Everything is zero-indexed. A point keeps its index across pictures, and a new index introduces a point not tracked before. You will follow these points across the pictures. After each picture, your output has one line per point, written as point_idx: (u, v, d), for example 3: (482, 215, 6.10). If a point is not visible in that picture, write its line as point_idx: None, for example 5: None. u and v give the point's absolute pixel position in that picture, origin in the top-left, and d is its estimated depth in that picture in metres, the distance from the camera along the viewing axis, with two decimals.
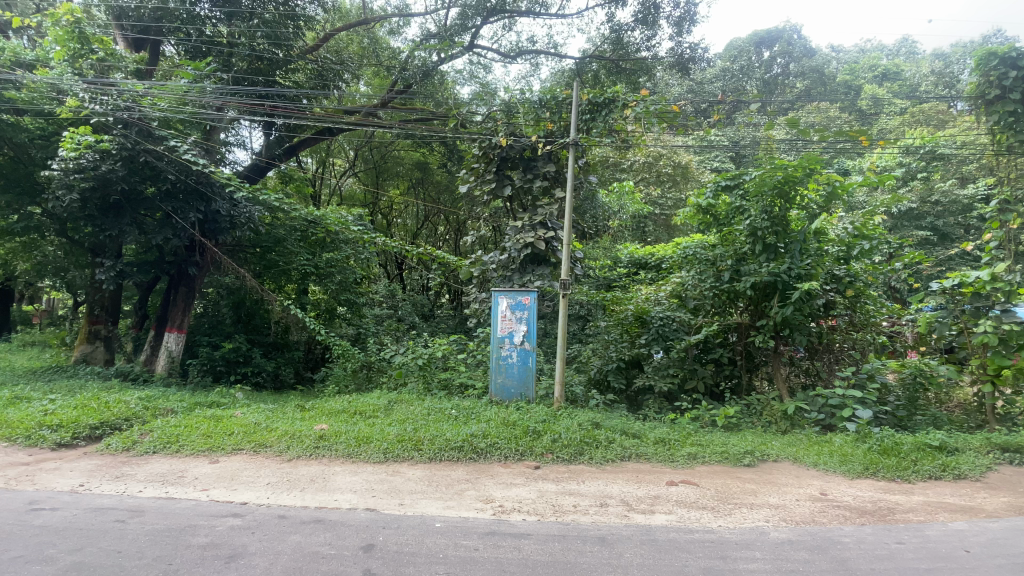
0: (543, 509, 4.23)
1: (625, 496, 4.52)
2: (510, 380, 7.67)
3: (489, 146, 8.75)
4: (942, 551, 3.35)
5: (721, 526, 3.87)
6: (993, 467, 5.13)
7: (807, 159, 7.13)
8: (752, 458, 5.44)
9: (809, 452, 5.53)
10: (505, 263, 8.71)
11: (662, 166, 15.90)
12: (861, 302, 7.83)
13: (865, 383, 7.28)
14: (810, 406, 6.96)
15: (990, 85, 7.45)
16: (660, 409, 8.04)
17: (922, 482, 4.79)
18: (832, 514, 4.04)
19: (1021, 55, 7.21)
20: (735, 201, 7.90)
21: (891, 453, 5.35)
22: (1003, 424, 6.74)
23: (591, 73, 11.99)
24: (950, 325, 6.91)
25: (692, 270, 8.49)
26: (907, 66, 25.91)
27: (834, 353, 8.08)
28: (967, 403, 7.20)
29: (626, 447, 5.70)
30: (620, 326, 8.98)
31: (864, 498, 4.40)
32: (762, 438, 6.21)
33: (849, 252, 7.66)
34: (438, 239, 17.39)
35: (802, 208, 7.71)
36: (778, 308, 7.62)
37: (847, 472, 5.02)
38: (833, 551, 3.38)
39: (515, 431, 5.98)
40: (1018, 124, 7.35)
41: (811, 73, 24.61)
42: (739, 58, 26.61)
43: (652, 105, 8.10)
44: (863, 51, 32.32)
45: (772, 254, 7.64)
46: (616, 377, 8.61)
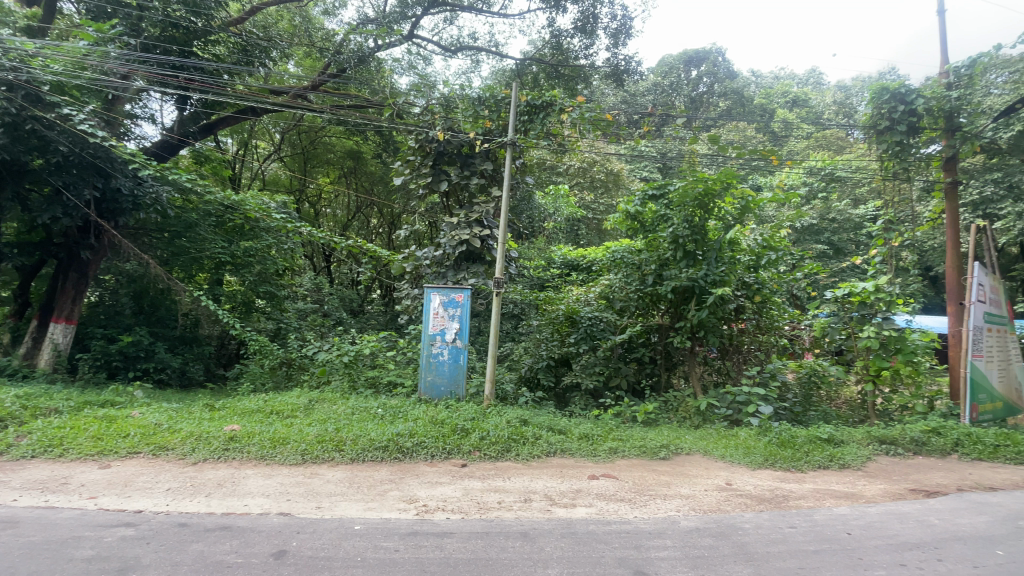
0: (468, 507, 4.22)
1: (548, 490, 4.62)
2: (440, 378, 7.57)
3: (426, 139, 8.57)
4: (826, 534, 3.72)
5: (637, 517, 4.05)
6: (870, 456, 5.79)
7: (725, 174, 7.64)
8: (668, 451, 5.76)
9: (718, 445, 5.95)
10: (440, 260, 8.58)
11: (597, 172, 16.47)
12: (767, 307, 8.46)
13: (768, 381, 7.96)
14: (720, 402, 7.46)
15: (881, 116, 8.38)
16: (585, 406, 8.37)
17: (812, 471, 5.31)
18: (735, 502, 4.38)
19: (908, 91, 8.16)
20: (660, 209, 8.34)
21: (787, 445, 5.89)
22: (881, 419, 7.61)
23: (531, 75, 12.10)
24: (839, 330, 7.74)
25: (619, 273, 8.88)
26: (815, 94, 28.55)
27: (743, 354, 8.63)
28: (853, 400, 8.09)
29: (552, 442, 5.83)
30: (551, 325, 9.16)
31: (764, 486, 4.81)
32: (677, 432, 6.61)
33: (759, 261, 8.26)
34: (371, 232, 16.87)
35: (719, 219, 8.22)
36: (695, 310, 8.15)
37: (750, 463, 5.45)
38: (735, 536, 3.66)
39: (442, 429, 5.91)
40: (902, 153, 8.35)
41: (732, 94, 26.48)
42: (669, 74, 28.10)
43: (587, 112, 8.32)
44: (778, 77, 35.27)
45: (691, 260, 8.16)
46: (545, 374, 8.81)
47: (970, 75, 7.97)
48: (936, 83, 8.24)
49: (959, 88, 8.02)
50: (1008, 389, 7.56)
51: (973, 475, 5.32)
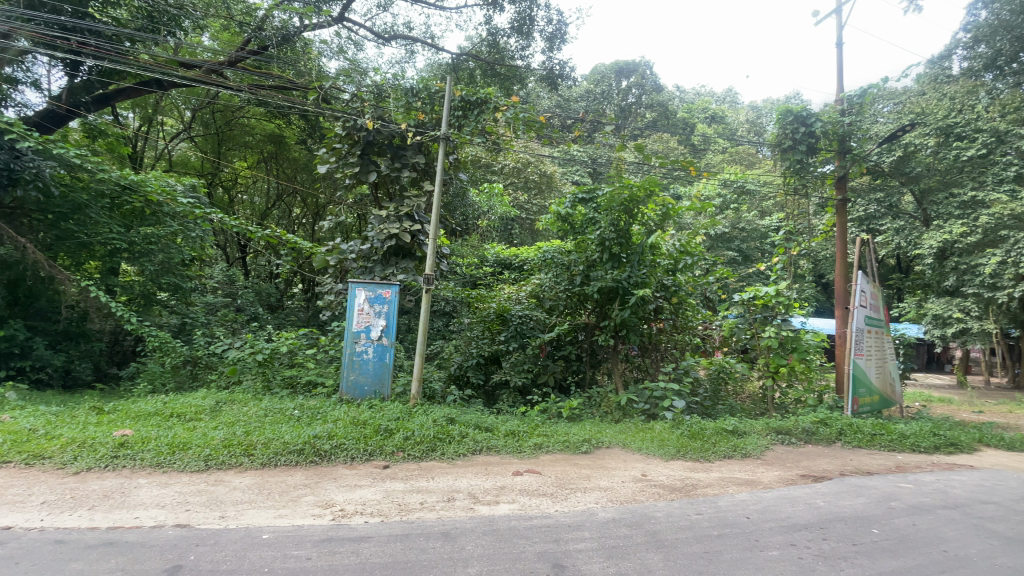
0: (388, 509, 4.11)
1: (472, 489, 4.61)
2: (363, 377, 7.30)
3: (353, 127, 8.15)
4: (729, 519, 4.01)
5: (558, 511, 4.15)
6: (769, 446, 6.35)
7: (649, 182, 8.02)
8: (589, 445, 5.95)
9: (636, 438, 6.24)
10: (367, 254, 8.24)
11: (531, 172, 16.70)
12: (683, 308, 8.95)
13: (682, 377, 8.43)
14: (639, 397, 7.84)
15: (786, 136, 9.19)
16: (512, 402, 8.49)
17: (718, 461, 5.73)
18: (649, 493, 4.61)
19: (807, 115, 9.04)
20: (589, 212, 8.63)
21: (697, 437, 6.31)
22: (778, 411, 8.40)
23: (467, 71, 11.90)
24: (745, 330, 8.46)
25: (549, 272, 9.10)
26: (731, 112, 30.83)
27: (661, 352, 9.16)
28: (755, 395, 8.74)
29: (478, 440, 5.82)
30: (482, 323, 9.11)
31: (675, 476, 5.11)
32: (598, 427, 6.87)
33: (676, 265, 8.76)
34: (292, 222, 15.98)
35: (642, 224, 8.63)
36: (619, 310, 8.50)
37: (664, 455, 5.76)
38: (647, 525, 3.85)
39: (364, 430, 5.71)
40: (801, 172, 9.23)
41: (658, 106, 27.95)
42: (601, 83, 29.08)
43: (521, 113, 8.37)
44: (698, 94, 37.72)
45: (616, 262, 8.53)
46: (475, 372, 8.78)
47: (860, 104, 8.93)
48: (834, 109, 9.15)
49: (851, 115, 8.96)
50: (883, 384, 8.58)
51: (853, 460, 5.98)
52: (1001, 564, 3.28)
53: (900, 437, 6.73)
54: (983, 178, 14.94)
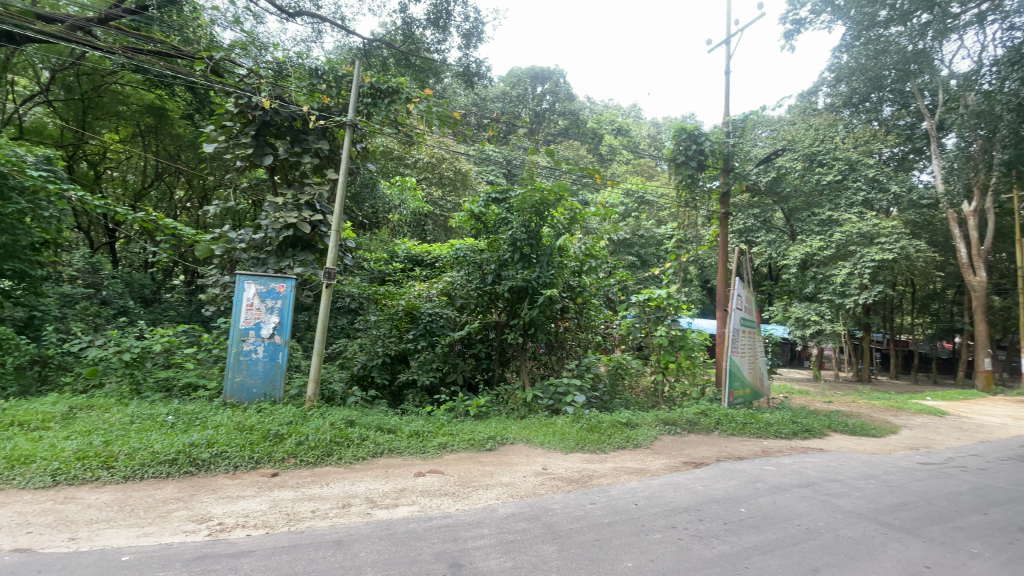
0: (275, 520, 3.81)
1: (370, 493, 4.43)
2: (253, 378, 6.74)
3: (247, 105, 7.52)
4: (620, 507, 4.25)
5: (458, 510, 4.13)
6: (658, 436, 6.86)
7: (558, 186, 8.29)
8: (493, 442, 6.02)
9: (539, 433, 6.43)
10: (259, 244, 7.68)
11: (445, 169, 16.53)
12: (587, 308, 9.33)
13: (584, 373, 8.84)
14: (543, 393, 8.08)
15: (680, 152, 10.06)
16: (419, 402, 8.33)
17: (612, 452, 6.08)
18: (548, 485, 4.76)
19: (698, 134, 9.96)
20: (501, 212, 8.73)
21: (594, 430, 6.67)
22: (666, 404, 9.13)
23: (380, 59, 11.41)
24: (640, 329, 9.24)
25: (461, 270, 9.07)
26: (636, 126, 32.98)
27: (566, 349, 9.47)
28: (648, 389, 9.41)
29: (379, 443, 5.62)
30: (390, 321, 8.82)
31: (573, 468, 5.33)
32: (504, 424, 6.97)
33: (582, 267, 9.20)
34: (174, 206, 14.43)
35: (551, 227, 8.91)
36: (527, 309, 8.68)
37: (565, 448, 5.99)
38: (545, 517, 3.96)
39: (251, 436, 5.27)
40: (691, 186, 10.20)
41: (570, 113, 29.13)
42: (517, 86, 29.61)
43: (434, 106, 8.24)
44: (608, 106, 39.89)
45: (526, 263, 8.69)
46: (380, 372, 8.49)
47: (742, 128, 9.96)
48: (721, 130, 10.12)
49: (735, 137, 9.96)
50: (754, 378, 9.66)
51: (728, 447, 6.65)
52: (841, 534, 3.80)
53: (766, 425, 7.63)
54: (837, 201, 17.42)
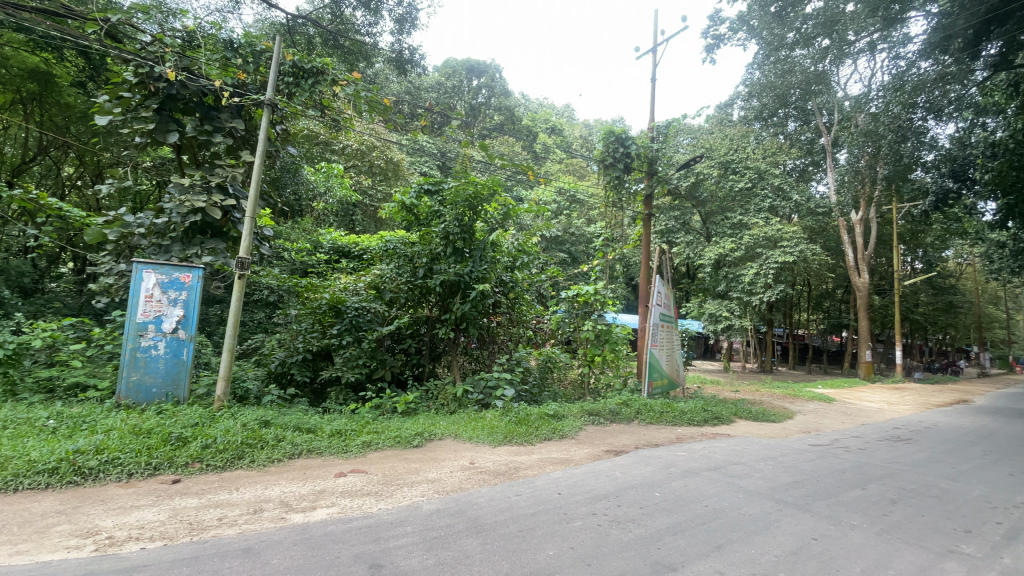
0: (175, 530, 3.50)
1: (285, 496, 4.19)
2: (151, 377, 6.13)
3: (149, 76, 6.78)
4: (544, 497, 4.34)
5: (380, 509, 4.01)
6: (582, 427, 7.11)
7: (492, 182, 8.28)
8: (420, 439, 5.92)
9: (468, 428, 6.42)
10: (161, 229, 6.97)
11: (375, 158, 15.95)
12: (518, 303, 9.43)
13: (514, 367, 8.93)
14: (473, 388, 8.08)
15: (609, 153, 10.52)
16: (343, 400, 7.98)
17: (539, 443, 6.20)
18: (475, 479, 4.76)
19: (625, 137, 10.42)
20: (434, 205, 8.59)
21: (522, 423, 6.78)
22: (591, 395, 9.48)
23: (305, 37, 10.77)
24: (569, 323, 9.52)
25: (391, 263, 8.72)
26: (570, 126, 33.80)
27: (498, 344, 9.47)
28: (575, 381, 9.73)
29: (297, 444, 5.35)
30: (312, 315, 8.39)
31: (501, 461, 5.37)
32: (431, 420, 6.87)
33: (514, 262, 9.26)
34: (62, 184, 12.74)
35: (485, 221, 8.89)
36: (459, 304, 8.59)
37: (492, 441, 6.02)
38: (469, 512, 3.95)
39: (149, 441, 4.80)
40: (618, 186, 10.66)
41: (505, 109, 29.28)
42: (452, 77, 29.08)
43: (363, 90, 7.83)
44: (543, 105, 40.56)
45: (459, 257, 8.62)
46: (301, 369, 8.06)
47: (666, 134, 10.47)
48: (647, 134, 10.60)
49: (658, 142, 10.42)
50: (672, 369, 10.27)
51: (646, 435, 7.02)
52: (743, 512, 4.14)
53: (681, 414, 8.14)
54: (747, 207, 18.91)
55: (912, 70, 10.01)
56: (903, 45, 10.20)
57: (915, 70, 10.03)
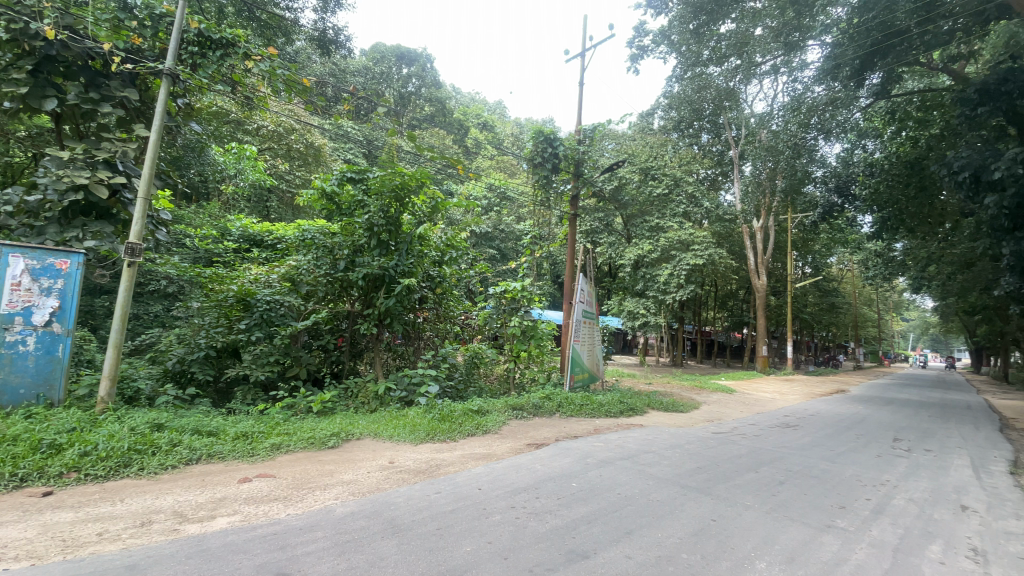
0: (43, 549, 3.06)
1: (180, 506, 3.83)
2: (18, 376, 5.34)
3: (21, 32, 5.87)
4: (464, 493, 4.32)
5: (289, 515, 3.79)
6: (506, 421, 7.19)
7: (420, 174, 8.05)
8: (337, 439, 5.68)
9: (389, 426, 6.26)
10: (35, 208, 6.10)
11: (294, 141, 14.99)
12: (446, 299, 9.33)
13: (440, 363, 8.79)
14: (396, 385, 7.86)
15: (538, 153, 10.62)
16: (251, 400, 7.43)
17: (462, 439, 6.17)
18: (393, 479, 4.64)
19: (553, 138, 10.58)
20: (357, 194, 8.22)
21: (445, 419, 6.72)
22: (516, 389, 9.62)
23: (215, 5, 9.84)
24: (496, 320, 9.58)
25: (308, 254, 8.28)
26: (501, 123, 33.94)
27: (422, 340, 9.30)
28: (501, 375, 9.82)
29: (196, 448, 4.93)
30: (218, 308, 7.76)
31: (422, 459, 5.27)
32: (350, 419, 6.62)
33: (443, 257, 9.07)
34: None
35: (412, 214, 8.67)
36: (383, 298, 8.30)
37: (414, 439, 5.91)
38: (386, 513, 3.84)
39: (12, 449, 4.18)
40: (546, 186, 10.88)
41: (436, 100, 28.77)
42: (381, 62, 28.03)
43: (279, 69, 7.32)
44: (475, 99, 40.39)
45: (384, 250, 8.34)
46: (202, 368, 7.36)
47: (591, 137, 10.82)
48: (574, 137, 10.87)
49: (585, 145, 10.75)
50: (593, 363, 10.66)
51: (566, 428, 7.24)
52: (651, 498, 4.40)
53: (600, 406, 8.49)
54: (664, 211, 20.10)
55: (807, 94, 11.16)
56: (800, 70, 11.28)
57: (811, 94, 11.19)
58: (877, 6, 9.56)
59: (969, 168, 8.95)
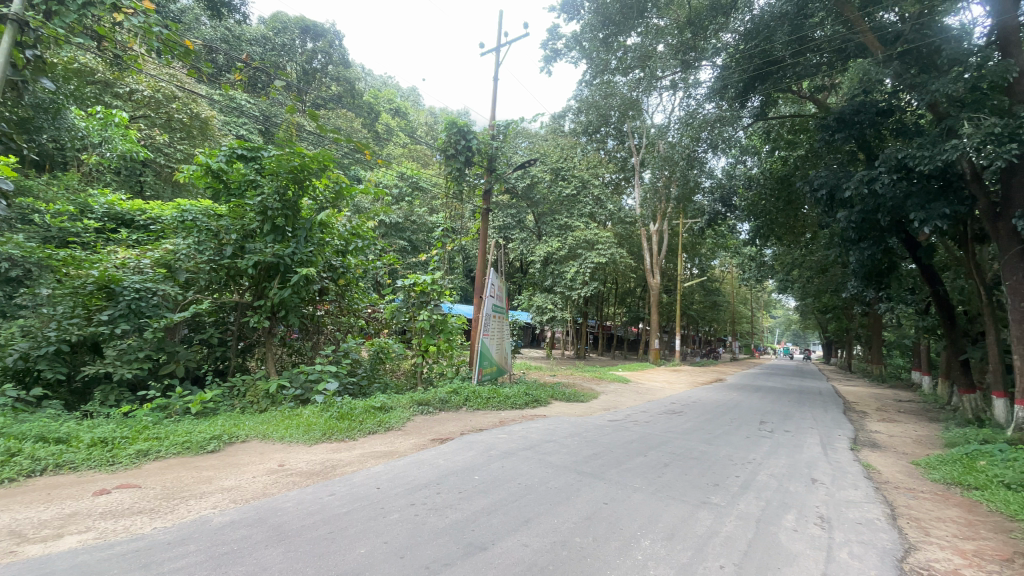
0: None
1: (16, 525, 3.25)
2: None
3: None
4: (361, 493, 4.16)
5: (156, 528, 3.38)
6: (410, 417, 7.05)
7: (322, 156, 7.56)
8: (218, 443, 5.18)
9: (280, 427, 5.85)
10: None
11: (175, 110, 13.31)
12: (349, 290, 8.93)
13: (341, 358, 8.39)
14: (291, 382, 7.34)
15: (451, 144, 10.50)
16: (114, 401, 6.52)
17: (361, 437, 5.94)
18: (282, 483, 4.34)
19: (467, 131, 10.51)
20: (249, 173, 7.57)
21: (345, 417, 6.42)
22: (423, 384, 9.47)
23: None
24: (404, 313, 9.31)
25: (189, 237, 7.47)
26: (414, 111, 33.06)
27: (322, 334, 8.84)
28: (408, 370, 9.61)
29: (40, 459, 4.22)
30: (73, 296, 6.69)
31: (315, 461, 4.98)
32: (235, 420, 6.08)
33: (347, 247, 8.64)
34: None
35: (313, 199, 8.12)
36: (277, 289, 7.71)
37: (308, 440, 5.56)
38: (271, 520, 3.57)
39: None
40: (459, 178, 10.79)
41: (345, 81, 27.24)
42: (282, 33, 25.40)
43: (156, 26, 6.23)
44: (387, 84, 38.93)
45: (279, 236, 7.74)
46: (52, 366, 6.31)
47: (505, 133, 10.89)
48: (487, 131, 10.86)
49: (498, 141, 10.80)
50: (501, 356, 10.78)
51: (472, 421, 7.27)
52: (550, 486, 4.57)
53: (506, 399, 8.64)
54: (572, 211, 20.91)
55: (700, 110, 12.17)
56: (694, 88, 12.30)
57: (702, 110, 12.23)
58: (759, 36, 10.74)
59: (826, 186, 10.32)
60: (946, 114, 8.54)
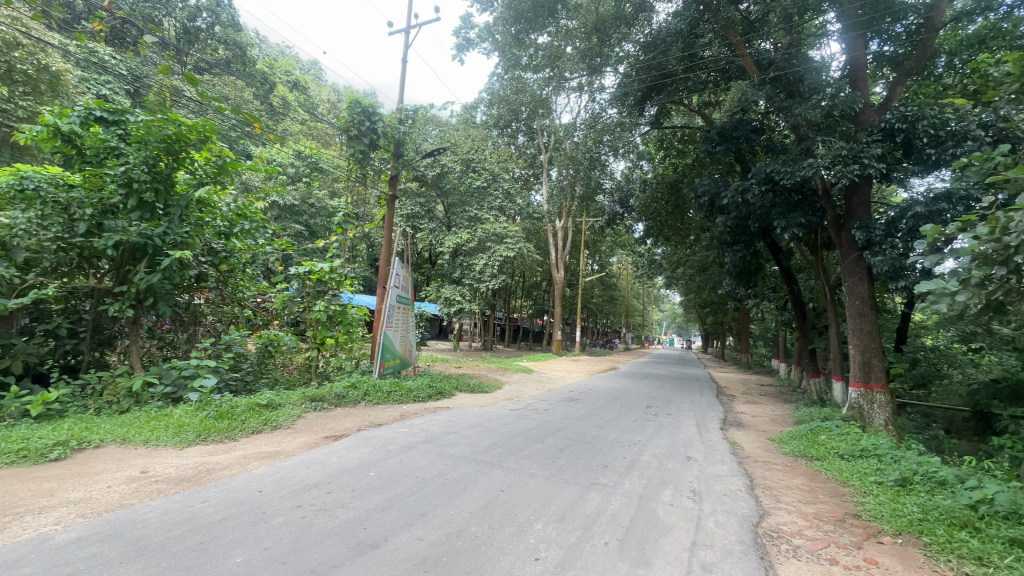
0: None
1: None
2: None
3: None
4: (240, 498, 3.85)
5: None
6: (301, 415, 6.64)
7: (202, 126, 6.77)
8: (63, 450, 4.48)
9: (144, 429, 5.20)
10: None
11: (18, 60, 11.09)
12: (233, 277, 8.31)
13: (221, 352, 7.64)
14: (160, 379, 6.55)
15: (354, 124, 9.90)
16: None
17: (243, 437, 5.49)
18: (145, 491, 3.87)
19: (372, 112, 9.95)
20: (110, 139, 6.59)
21: (224, 417, 5.88)
22: (318, 378, 8.96)
23: None
24: (298, 303, 8.70)
25: (29, 210, 6.34)
26: (315, 87, 30.96)
27: (200, 326, 8.02)
28: (302, 365, 9.04)
29: None
30: None
31: (186, 465, 4.51)
32: (86, 422, 5.32)
33: (231, 229, 8.01)
34: None
35: (190, 172, 7.29)
36: (143, 274, 6.78)
37: (178, 443, 5.01)
38: (130, 533, 3.17)
39: None
40: (362, 161, 10.25)
41: (234, 45, 24.66)
42: None
43: None
44: (285, 53, 35.97)
45: (147, 213, 6.86)
46: None
47: (413, 118, 10.52)
48: (394, 115, 10.41)
49: (405, 126, 10.41)
50: (404, 349, 10.55)
51: (369, 416, 7.04)
52: (447, 478, 4.57)
53: (407, 392, 8.47)
54: (482, 203, 20.97)
55: (603, 113, 12.81)
56: (599, 92, 12.89)
57: (605, 114, 12.86)
58: (656, 49, 11.56)
59: (709, 194, 11.37)
60: (805, 136, 9.79)
